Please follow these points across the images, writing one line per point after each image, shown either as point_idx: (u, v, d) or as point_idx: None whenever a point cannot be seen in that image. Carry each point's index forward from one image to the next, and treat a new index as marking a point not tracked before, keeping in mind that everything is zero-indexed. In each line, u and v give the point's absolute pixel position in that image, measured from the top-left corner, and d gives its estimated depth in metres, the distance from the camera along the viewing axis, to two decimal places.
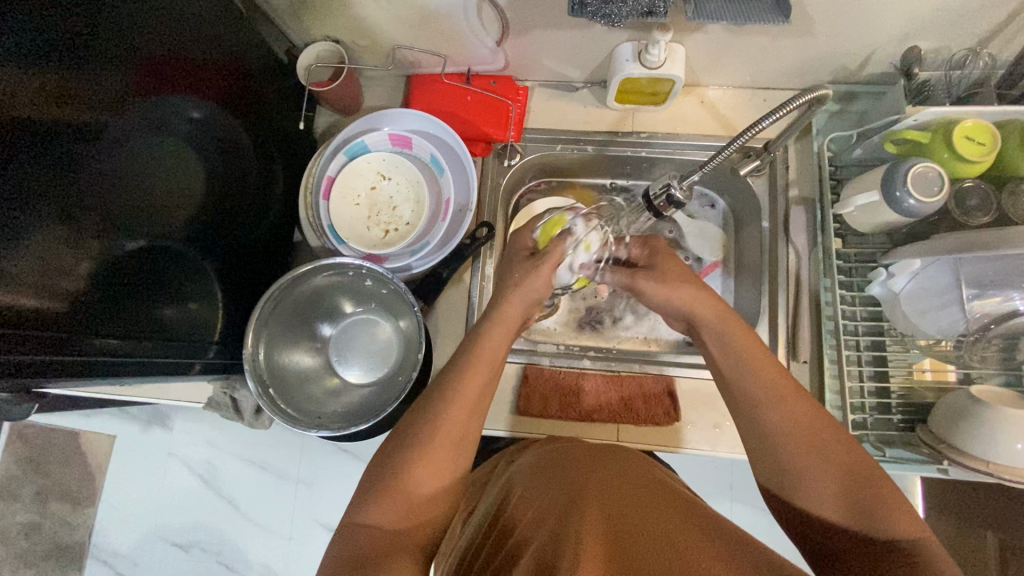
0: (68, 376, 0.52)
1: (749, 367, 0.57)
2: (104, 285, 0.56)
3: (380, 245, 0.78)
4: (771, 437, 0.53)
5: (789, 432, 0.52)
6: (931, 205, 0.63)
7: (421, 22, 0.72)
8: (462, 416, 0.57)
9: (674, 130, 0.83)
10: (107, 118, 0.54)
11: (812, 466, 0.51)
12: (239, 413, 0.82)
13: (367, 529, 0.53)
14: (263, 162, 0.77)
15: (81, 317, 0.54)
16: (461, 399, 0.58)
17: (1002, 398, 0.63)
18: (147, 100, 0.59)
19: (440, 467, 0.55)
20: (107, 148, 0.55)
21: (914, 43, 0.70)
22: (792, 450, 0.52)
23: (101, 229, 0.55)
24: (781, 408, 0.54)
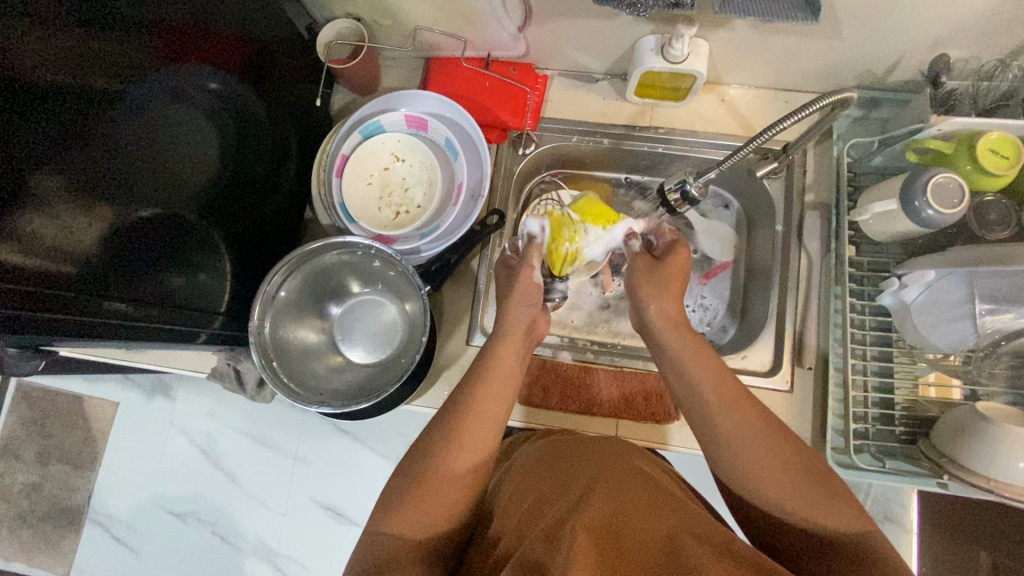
0: (80, 339, 0.54)
1: (706, 375, 0.58)
2: (119, 252, 0.57)
3: (391, 226, 0.77)
4: (726, 443, 0.54)
5: (734, 434, 0.54)
6: (950, 217, 0.62)
7: (444, 4, 0.71)
8: (483, 425, 0.59)
9: (692, 127, 0.82)
10: (124, 86, 0.55)
11: (756, 463, 0.53)
12: (242, 385, 0.82)
13: (390, 536, 0.53)
14: (276, 137, 0.76)
15: (92, 279, 0.54)
16: (479, 399, 0.60)
17: (1007, 416, 0.63)
18: (165, 68, 0.59)
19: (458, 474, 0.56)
20: (123, 113, 0.55)
21: (944, 51, 0.68)
22: (739, 455, 0.53)
23: (119, 195, 0.56)
24: (717, 405, 0.56)
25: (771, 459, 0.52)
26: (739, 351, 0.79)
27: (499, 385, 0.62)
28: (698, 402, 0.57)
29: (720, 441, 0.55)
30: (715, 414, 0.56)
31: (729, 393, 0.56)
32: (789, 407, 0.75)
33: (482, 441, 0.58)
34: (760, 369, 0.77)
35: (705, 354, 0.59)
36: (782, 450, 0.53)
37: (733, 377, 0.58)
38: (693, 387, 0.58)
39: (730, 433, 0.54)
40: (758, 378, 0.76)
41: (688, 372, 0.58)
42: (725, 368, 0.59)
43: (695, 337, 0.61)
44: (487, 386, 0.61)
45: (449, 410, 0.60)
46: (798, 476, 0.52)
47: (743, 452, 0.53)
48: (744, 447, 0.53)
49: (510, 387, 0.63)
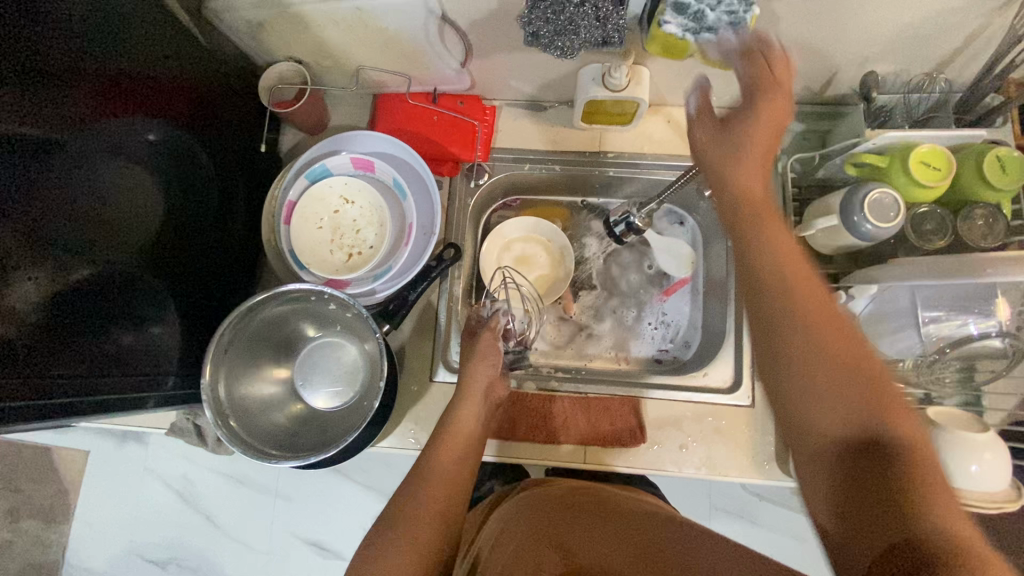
0: (31, 421, 0.52)
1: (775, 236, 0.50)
2: (59, 316, 0.55)
3: (344, 269, 0.75)
4: (773, 326, 0.48)
5: (800, 349, 0.47)
6: (886, 230, 0.64)
7: (384, 45, 0.72)
8: (445, 493, 0.63)
9: (641, 149, 0.84)
10: (64, 137, 0.54)
11: (825, 377, 0.46)
12: (204, 438, 0.80)
13: None
14: (220, 184, 0.75)
15: (36, 350, 0.53)
16: (437, 475, 0.64)
17: (957, 420, 0.64)
18: (104, 121, 0.59)
19: (421, 539, 0.59)
20: (64, 165, 0.55)
21: (872, 67, 0.70)
22: (828, 367, 0.46)
23: (55, 249, 0.55)
24: (805, 323, 0.47)
25: (834, 402, 0.46)
26: (701, 368, 0.80)
27: (457, 449, 0.66)
28: (775, 316, 0.48)
29: (773, 339, 0.48)
30: (792, 324, 0.47)
31: (815, 305, 0.47)
32: (752, 421, 0.76)
33: (438, 516, 0.61)
34: (723, 386, 0.78)
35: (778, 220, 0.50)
36: (844, 364, 0.46)
37: (828, 294, 0.49)
38: (766, 318, 0.48)
39: (776, 309, 0.48)
40: (720, 395, 0.77)
41: (767, 305, 0.49)
42: (826, 295, 0.49)
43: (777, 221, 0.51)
44: (443, 452, 0.66)
45: (414, 486, 0.63)
46: (844, 364, 0.46)
47: (825, 396, 0.46)
48: (823, 387, 0.46)
49: (472, 450, 0.67)
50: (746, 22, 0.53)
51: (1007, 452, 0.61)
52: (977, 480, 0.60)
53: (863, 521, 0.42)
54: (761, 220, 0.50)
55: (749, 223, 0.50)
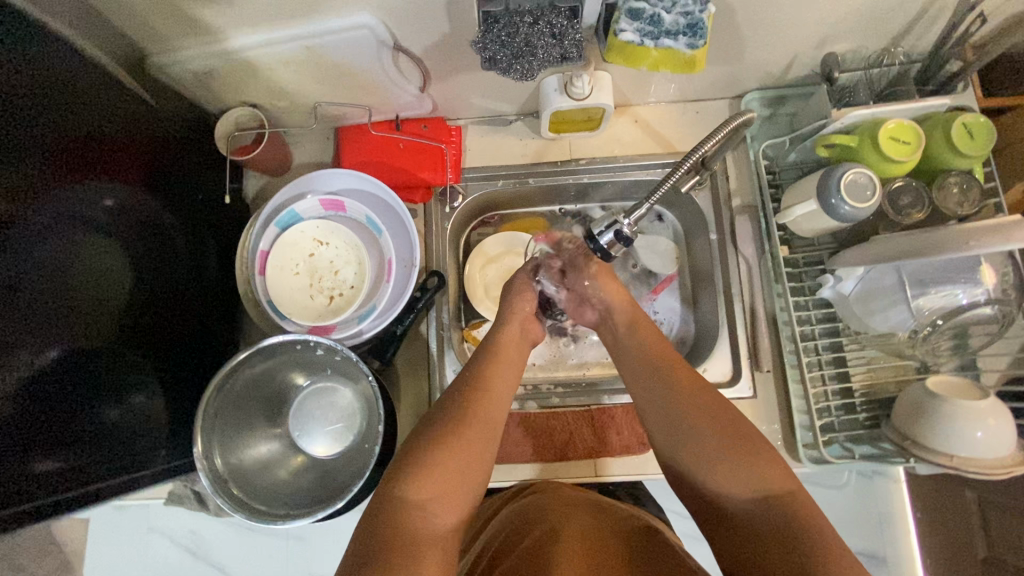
0: (27, 522, 0.51)
1: (683, 402, 0.56)
2: (32, 405, 0.52)
3: (327, 313, 0.74)
4: (679, 440, 0.55)
5: (678, 434, 0.55)
6: (865, 210, 0.64)
7: (338, 79, 0.70)
8: (494, 400, 0.58)
9: (612, 153, 0.83)
10: (17, 213, 0.51)
11: (731, 470, 0.51)
12: (205, 504, 0.78)
13: (402, 502, 0.50)
14: (190, 239, 0.73)
15: (21, 447, 0.51)
16: (488, 390, 0.58)
17: (957, 388, 0.65)
18: (58, 190, 0.55)
19: (471, 447, 0.54)
20: (21, 242, 0.51)
21: (831, 47, 0.71)
22: (740, 471, 0.51)
23: (21, 333, 0.51)
24: (694, 419, 0.54)
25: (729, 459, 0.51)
26: (699, 364, 0.80)
27: (508, 366, 0.62)
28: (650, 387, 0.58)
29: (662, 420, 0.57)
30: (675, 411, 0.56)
31: (709, 403, 0.56)
32: (756, 412, 0.76)
33: (488, 433, 0.55)
34: (724, 380, 0.77)
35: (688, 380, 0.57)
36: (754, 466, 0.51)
37: (707, 388, 0.57)
38: (667, 427, 0.56)
39: (689, 447, 0.54)
40: (721, 390, 0.76)
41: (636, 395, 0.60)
42: (708, 391, 0.57)
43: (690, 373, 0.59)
44: (496, 362, 0.61)
45: (457, 394, 0.58)
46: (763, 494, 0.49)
47: (733, 480, 0.51)
48: (733, 479, 0.51)
49: (515, 370, 0.63)
50: (702, 22, 0.51)
51: (1009, 415, 0.61)
52: (985, 445, 0.60)
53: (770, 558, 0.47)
54: (631, 331, 0.64)
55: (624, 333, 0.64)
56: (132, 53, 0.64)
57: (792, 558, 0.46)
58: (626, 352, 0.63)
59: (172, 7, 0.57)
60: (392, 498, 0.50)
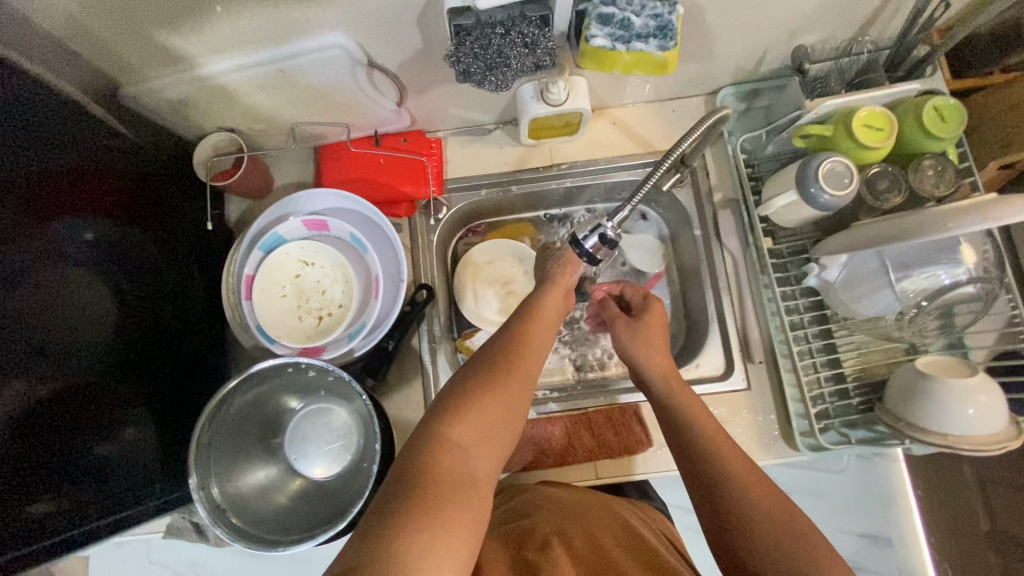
0: (14, 569, 0.52)
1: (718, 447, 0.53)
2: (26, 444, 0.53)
3: (317, 333, 0.73)
4: (707, 486, 0.52)
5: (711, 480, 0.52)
6: (844, 198, 0.65)
7: (314, 98, 0.70)
8: (534, 357, 0.55)
9: (593, 155, 0.83)
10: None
11: (768, 536, 0.48)
12: (204, 534, 0.77)
13: (443, 447, 0.47)
14: (173, 265, 0.72)
15: (7, 491, 0.51)
16: (525, 340, 0.55)
17: (947, 366, 0.65)
18: (38, 229, 0.56)
19: (512, 402, 0.51)
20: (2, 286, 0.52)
21: (800, 40, 0.72)
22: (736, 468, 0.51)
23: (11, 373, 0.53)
24: (729, 468, 0.52)
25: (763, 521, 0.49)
26: (692, 359, 0.80)
27: (548, 325, 0.58)
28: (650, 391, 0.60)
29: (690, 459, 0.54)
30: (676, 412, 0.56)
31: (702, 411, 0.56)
32: (751, 403, 0.76)
33: (526, 387, 0.52)
34: (715, 375, 0.78)
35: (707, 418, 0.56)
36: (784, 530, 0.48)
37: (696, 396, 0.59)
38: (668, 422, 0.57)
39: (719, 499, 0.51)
40: (715, 384, 0.77)
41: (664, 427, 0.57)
42: (696, 398, 0.59)
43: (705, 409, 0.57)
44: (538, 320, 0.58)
45: (498, 347, 0.55)
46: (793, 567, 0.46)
47: (734, 475, 0.51)
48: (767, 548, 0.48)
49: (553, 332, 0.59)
50: (672, 24, 0.52)
51: (999, 389, 0.62)
52: (977, 421, 0.61)
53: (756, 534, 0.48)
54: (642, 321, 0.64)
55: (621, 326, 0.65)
56: (104, 86, 0.64)
57: None
58: (644, 380, 0.61)
59: (142, 38, 0.56)
60: (431, 441, 0.48)
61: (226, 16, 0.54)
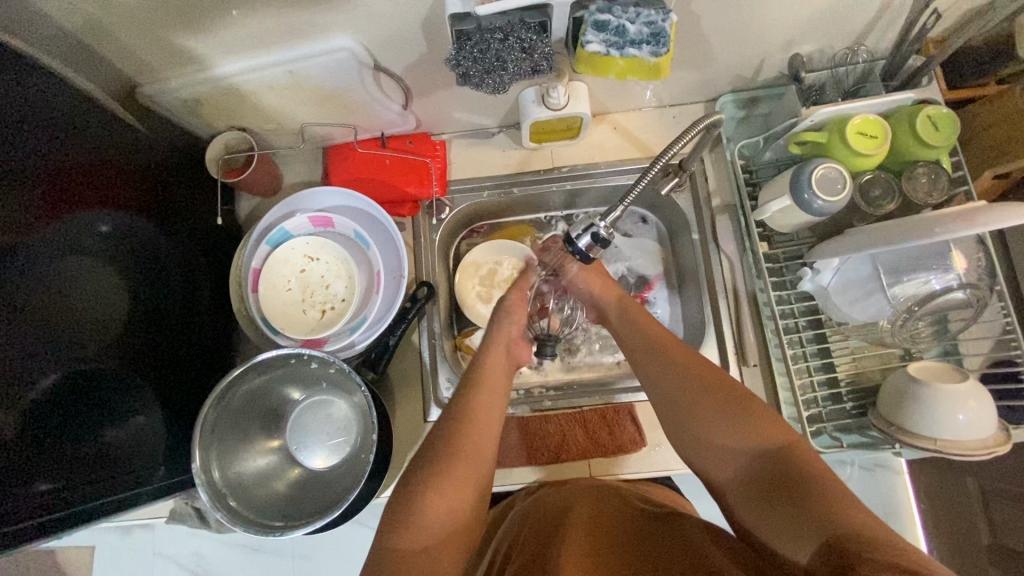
0: (21, 543, 0.52)
1: (668, 362, 0.60)
2: (34, 426, 0.54)
3: (319, 327, 0.75)
4: (670, 395, 0.58)
5: (674, 387, 0.58)
6: (838, 203, 0.66)
7: (322, 99, 0.72)
8: (480, 427, 0.58)
9: (593, 159, 0.85)
10: (20, 238, 0.53)
11: (731, 421, 0.53)
12: (205, 521, 0.80)
13: (401, 552, 0.50)
14: (183, 259, 0.75)
15: (17, 470, 0.52)
16: (475, 411, 0.60)
17: (938, 372, 0.66)
18: (56, 217, 0.58)
19: (459, 485, 0.54)
20: (21, 268, 0.54)
21: (797, 49, 0.73)
22: (741, 431, 0.52)
23: (27, 357, 0.54)
24: (679, 382, 0.58)
25: (718, 410, 0.54)
26: None
27: (496, 386, 0.63)
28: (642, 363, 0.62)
29: (654, 386, 0.60)
30: (673, 389, 0.58)
31: (701, 374, 0.58)
32: None
33: (476, 463, 0.56)
34: None
35: (659, 335, 0.64)
36: (743, 410, 0.53)
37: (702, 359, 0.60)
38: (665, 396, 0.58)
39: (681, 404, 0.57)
40: None
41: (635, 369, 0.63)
42: (655, 321, 0.67)
43: (675, 343, 0.62)
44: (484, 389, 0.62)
45: (444, 425, 0.59)
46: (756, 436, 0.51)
47: (686, 380, 0.58)
48: (734, 430, 0.52)
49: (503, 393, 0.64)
50: (665, 31, 0.54)
51: (989, 396, 0.62)
52: (967, 427, 0.61)
53: (762, 494, 0.48)
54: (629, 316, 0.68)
55: (625, 321, 0.68)
56: (123, 85, 0.67)
57: (781, 485, 0.47)
58: (613, 321, 0.70)
59: (161, 39, 0.59)
60: (394, 515, 0.52)
61: (239, 19, 0.57)
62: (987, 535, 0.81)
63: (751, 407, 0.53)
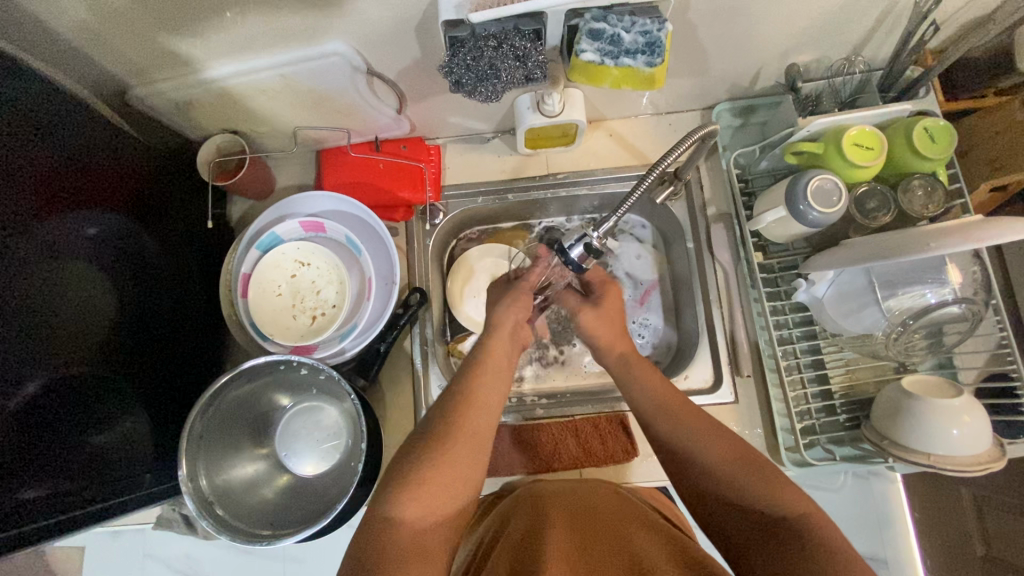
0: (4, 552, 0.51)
1: (675, 412, 0.59)
2: (22, 435, 0.53)
3: (309, 332, 0.75)
4: (677, 446, 0.57)
5: (683, 438, 0.57)
6: (833, 215, 0.65)
7: (315, 103, 0.72)
8: (480, 412, 0.58)
9: (588, 166, 0.85)
10: (7, 243, 0.52)
11: (744, 481, 0.53)
12: (192, 527, 0.80)
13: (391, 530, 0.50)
14: (172, 261, 0.74)
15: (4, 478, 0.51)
16: (476, 393, 0.59)
17: (933, 386, 0.65)
18: (41, 219, 0.56)
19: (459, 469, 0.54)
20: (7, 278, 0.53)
21: (794, 59, 0.73)
22: (751, 496, 0.52)
23: (17, 364, 0.53)
24: (692, 434, 0.57)
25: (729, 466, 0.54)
26: (681, 371, 0.80)
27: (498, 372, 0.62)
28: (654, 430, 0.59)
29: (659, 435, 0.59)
30: (691, 450, 0.56)
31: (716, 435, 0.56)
32: (737, 416, 0.77)
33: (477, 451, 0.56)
34: (705, 386, 0.78)
35: (655, 379, 0.63)
36: (754, 470, 0.53)
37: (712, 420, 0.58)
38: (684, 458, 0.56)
39: (692, 455, 0.56)
40: (703, 396, 0.77)
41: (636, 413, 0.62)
42: (651, 366, 0.65)
43: (679, 395, 0.61)
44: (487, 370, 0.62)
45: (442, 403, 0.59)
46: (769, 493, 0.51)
47: (694, 433, 0.57)
48: (747, 490, 0.52)
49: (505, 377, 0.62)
50: (660, 40, 0.53)
51: (984, 411, 0.62)
52: (961, 442, 0.61)
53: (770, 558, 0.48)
54: (632, 370, 0.64)
55: (627, 378, 0.64)
56: (113, 88, 0.66)
57: (793, 546, 0.47)
58: (611, 364, 0.67)
59: (150, 43, 0.59)
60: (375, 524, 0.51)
61: (230, 24, 0.56)
62: (979, 546, 0.79)
63: (759, 466, 0.54)
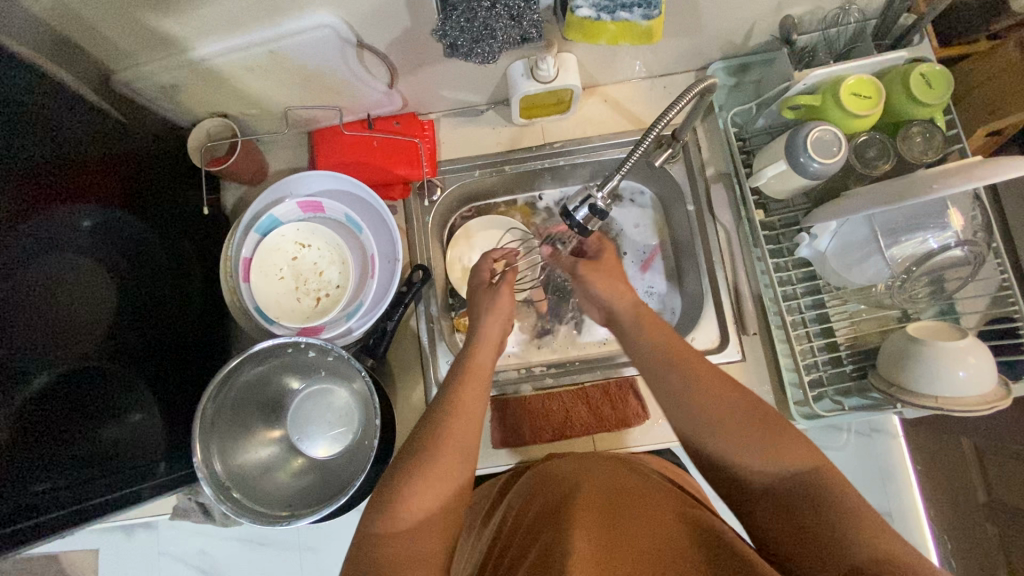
0: (15, 546, 0.51)
1: (677, 363, 0.57)
2: (31, 430, 0.53)
3: (315, 315, 0.75)
4: (680, 399, 0.55)
5: (689, 393, 0.55)
6: (833, 165, 0.65)
7: (305, 82, 0.70)
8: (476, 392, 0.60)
9: (585, 134, 0.84)
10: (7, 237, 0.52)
11: (751, 442, 0.52)
12: (210, 515, 0.80)
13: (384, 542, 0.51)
14: (172, 251, 0.73)
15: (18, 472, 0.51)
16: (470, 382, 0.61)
17: (937, 331, 0.66)
18: (38, 215, 0.56)
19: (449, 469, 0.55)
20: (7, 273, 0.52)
21: (787, 12, 0.72)
22: (758, 458, 0.51)
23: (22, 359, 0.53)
24: (694, 382, 0.56)
25: (733, 424, 0.53)
26: (687, 334, 0.81)
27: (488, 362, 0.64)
28: (665, 388, 0.57)
29: (658, 384, 0.58)
30: (695, 409, 0.55)
31: (733, 397, 0.55)
32: (745, 374, 0.77)
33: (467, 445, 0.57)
34: (712, 347, 0.79)
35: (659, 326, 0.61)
36: (763, 427, 0.53)
37: (728, 378, 0.57)
38: (694, 422, 0.55)
39: (700, 407, 0.54)
40: (710, 355, 0.78)
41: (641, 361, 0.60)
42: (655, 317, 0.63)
43: (681, 341, 0.60)
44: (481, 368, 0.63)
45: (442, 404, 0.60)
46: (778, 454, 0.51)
47: (701, 387, 0.55)
48: (755, 450, 0.52)
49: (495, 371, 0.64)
50: None
51: (990, 352, 0.62)
52: (968, 384, 0.61)
53: (780, 521, 0.50)
54: (639, 321, 0.62)
55: (629, 333, 0.62)
56: (98, 75, 0.64)
57: (802, 510, 0.48)
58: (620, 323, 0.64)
59: (132, 22, 0.57)
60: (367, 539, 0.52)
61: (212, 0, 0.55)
62: (981, 494, 0.79)
63: (764, 423, 0.53)
